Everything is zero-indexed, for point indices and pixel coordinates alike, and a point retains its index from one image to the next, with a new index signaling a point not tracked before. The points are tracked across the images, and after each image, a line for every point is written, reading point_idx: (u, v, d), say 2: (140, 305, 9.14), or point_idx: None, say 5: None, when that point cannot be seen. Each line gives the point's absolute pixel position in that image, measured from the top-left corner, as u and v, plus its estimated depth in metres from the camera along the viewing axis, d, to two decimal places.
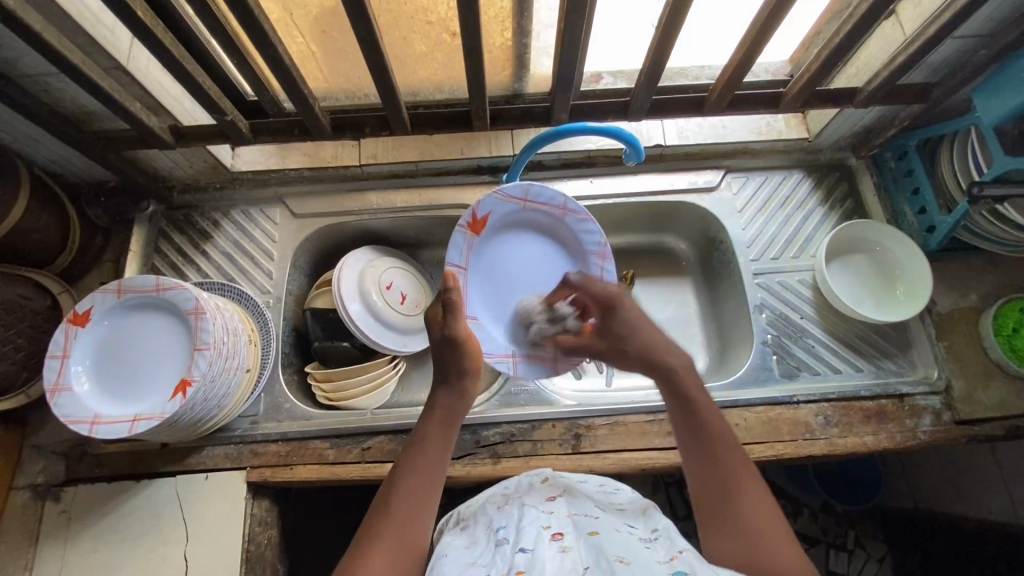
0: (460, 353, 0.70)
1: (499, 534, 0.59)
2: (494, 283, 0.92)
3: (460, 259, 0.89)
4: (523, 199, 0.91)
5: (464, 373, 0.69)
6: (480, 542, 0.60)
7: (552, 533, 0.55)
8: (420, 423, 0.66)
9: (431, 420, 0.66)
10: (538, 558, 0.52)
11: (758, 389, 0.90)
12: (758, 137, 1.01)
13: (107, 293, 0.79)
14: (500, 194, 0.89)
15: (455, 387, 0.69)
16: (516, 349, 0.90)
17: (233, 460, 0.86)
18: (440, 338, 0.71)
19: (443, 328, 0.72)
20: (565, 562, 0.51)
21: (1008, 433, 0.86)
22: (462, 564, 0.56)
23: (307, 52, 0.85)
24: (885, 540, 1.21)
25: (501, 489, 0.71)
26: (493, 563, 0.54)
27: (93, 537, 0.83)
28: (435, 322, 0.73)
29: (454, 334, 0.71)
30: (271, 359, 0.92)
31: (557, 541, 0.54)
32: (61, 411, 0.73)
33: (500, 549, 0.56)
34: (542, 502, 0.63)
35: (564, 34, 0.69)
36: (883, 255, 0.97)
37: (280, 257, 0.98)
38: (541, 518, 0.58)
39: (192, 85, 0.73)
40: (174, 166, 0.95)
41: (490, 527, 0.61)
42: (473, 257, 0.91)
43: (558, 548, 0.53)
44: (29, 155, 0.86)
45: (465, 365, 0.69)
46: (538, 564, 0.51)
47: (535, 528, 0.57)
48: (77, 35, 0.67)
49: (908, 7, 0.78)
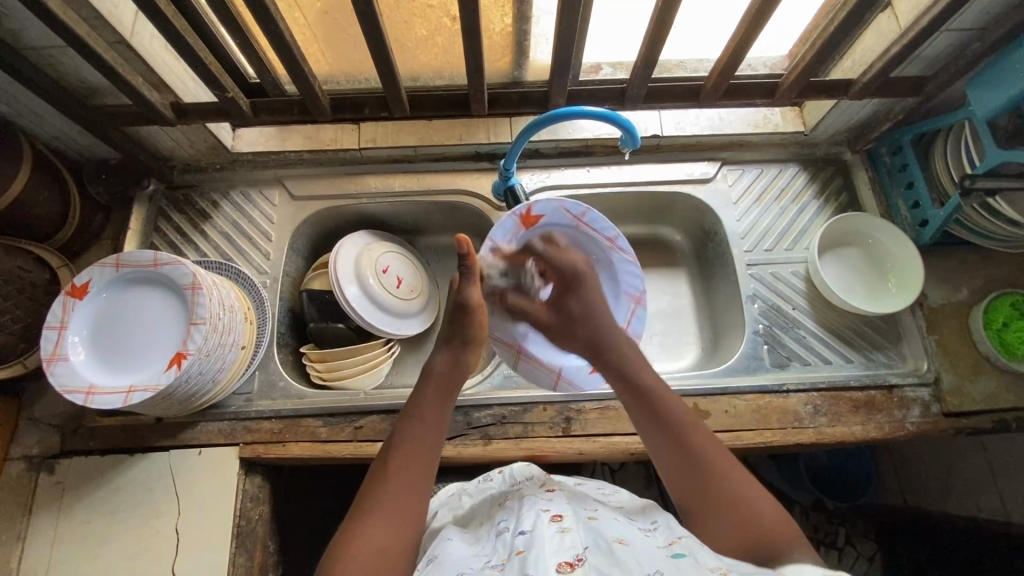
0: (470, 320, 0.75)
1: (500, 525, 0.60)
2: (523, 274, 0.91)
3: (501, 241, 0.88)
4: (578, 219, 0.92)
5: (469, 341, 0.75)
6: (482, 535, 0.62)
7: (551, 516, 0.57)
8: (417, 390, 0.70)
9: (430, 390, 0.69)
10: (538, 536, 0.53)
11: (748, 377, 0.91)
12: (754, 130, 1.02)
13: (104, 268, 0.80)
14: (561, 206, 0.89)
15: (459, 352, 0.74)
16: (525, 343, 0.93)
17: (227, 436, 0.87)
18: (455, 303, 0.76)
19: (460, 293, 0.76)
20: (564, 540, 0.52)
21: (995, 426, 0.86)
22: (465, 551, 0.58)
23: (309, 34, 0.86)
24: (875, 538, 1.20)
25: (502, 492, 0.73)
26: (496, 550, 0.56)
27: (86, 509, 0.84)
28: (452, 288, 0.77)
29: (467, 302, 0.75)
30: (267, 337, 0.92)
31: (557, 522, 0.55)
32: (57, 381, 0.74)
33: (501, 536, 0.58)
34: (541, 493, 0.65)
35: (562, 17, 0.70)
36: (875, 248, 0.98)
37: (278, 238, 0.99)
38: (541, 504, 0.60)
39: (194, 61, 0.74)
40: (175, 145, 0.96)
41: (492, 521, 0.64)
42: (516, 247, 0.90)
43: (557, 528, 0.54)
44: (32, 130, 0.87)
45: (470, 333, 0.75)
46: (537, 542, 0.52)
47: (535, 512, 0.59)
48: (81, 7, 0.68)
49: (904, 0, 0.79)
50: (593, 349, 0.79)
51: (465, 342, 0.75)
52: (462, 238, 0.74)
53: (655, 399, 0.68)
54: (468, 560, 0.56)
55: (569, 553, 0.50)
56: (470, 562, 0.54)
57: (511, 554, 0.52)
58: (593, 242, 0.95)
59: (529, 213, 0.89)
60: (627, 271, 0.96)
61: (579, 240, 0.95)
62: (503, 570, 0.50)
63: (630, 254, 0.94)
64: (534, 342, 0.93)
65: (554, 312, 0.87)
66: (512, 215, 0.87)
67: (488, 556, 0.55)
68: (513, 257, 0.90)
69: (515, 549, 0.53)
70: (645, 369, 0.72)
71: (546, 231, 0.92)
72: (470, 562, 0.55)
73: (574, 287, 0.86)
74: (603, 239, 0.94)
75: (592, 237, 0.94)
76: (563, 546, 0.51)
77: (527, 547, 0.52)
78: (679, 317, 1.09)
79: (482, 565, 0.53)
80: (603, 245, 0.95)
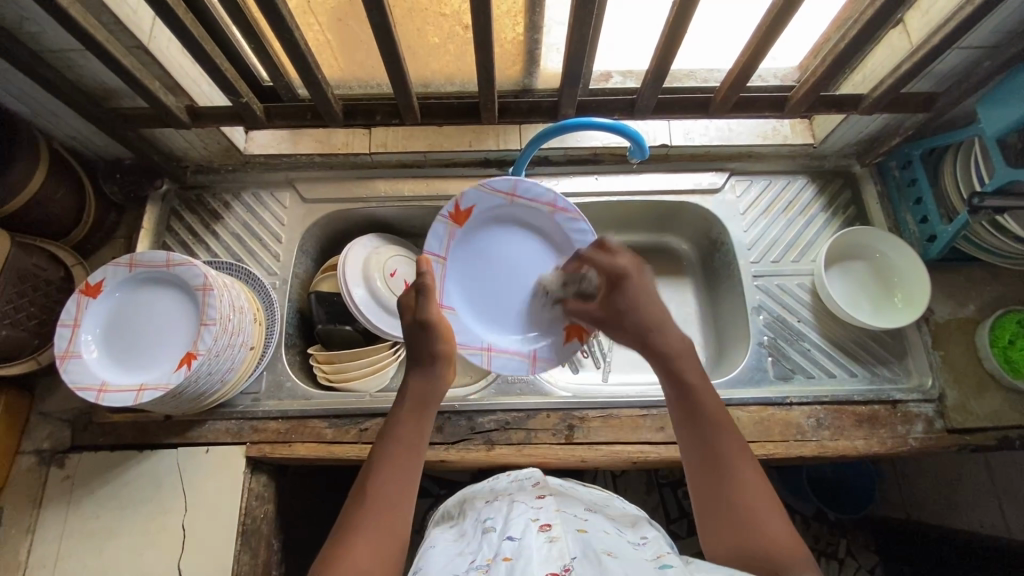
0: (433, 337, 0.71)
1: (487, 524, 0.61)
2: (475, 273, 0.88)
3: (438, 249, 0.85)
4: (510, 194, 0.87)
5: (436, 355, 0.71)
6: (468, 534, 0.63)
7: (540, 525, 0.58)
8: (392, 410, 0.68)
9: (402, 407, 0.67)
10: (526, 545, 0.54)
11: (752, 389, 0.91)
12: (763, 141, 1.02)
13: (118, 267, 0.81)
14: (484, 187, 0.85)
15: (431, 370, 0.70)
16: (491, 341, 0.86)
17: (234, 435, 0.88)
18: (413, 322, 0.72)
19: (415, 312, 0.73)
20: (552, 550, 0.53)
21: (999, 443, 0.86)
22: (450, 555, 0.59)
23: (322, 40, 0.87)
24: (877, 550, 1.19)
25: (489, 487, 0.73)
26: (481, 551, 0.57)
27: (94, 504, 0.85)
28: (408, 308, 0.74)
29: (429, 319, 0.71)
30: (276, 338, 0.94)
31: (545, 532, 0.56)
32: (70, 378, 0.75)
33: (487, 537, 0.58)
34: (532, 499, 0.65)
35: (573, 29, 0.70)
36: (882, 262, 0.98)
37: (288, 240, 1.00)
38: (531, 512, 0.61)
39: (211, 66, 0.75)
40: (189, 146, 0.97)
41: (478, 520, 0.64)
42: (455, 248, 0.87)
43: (546, 538, 0.55)
44: (49, 130, 0.88)
45: (436, 348, 0.71)
46: (524, 552, 0.52)
47: (524, 520, 0.59)
48: (102, 12, 0.69)
49: (917, 17, 0.79)
50: (644, 340, 0.72)
51: (432, 359, 0.71)
52: (421, 257, 0.75)
53: (693, 394, 0.65)
54: (453, 563, 0.56)
55: (557, 563, 0.51)
56: (454, 567, 0.55)
57: (497, 559, 0.53)
58: (535, 214, 0.90)
59: (455, 210, 0.85)
60: (577, 229, 0.89)
61: (522, 219, 0.90)
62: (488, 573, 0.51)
63: (573, 211, 0.88)
64: (499, 337, 0.88)
65: (604, 311, 0.79)
66: (442, 220, 0.84)
67: (473, 557, 0.56)
68: (570, 266, 0.87)
69: (501, 554, 0.54)
70: (689, 358, 0.68)
71: (477, 228, 0.88)
72: (455, 566, 0.56)
73: (619, 285, 0.78)
74: (542, 205, 0.89)
75: (535, 210, 0.89)
76: (551, 556, 0.52)
77: (515, 555, 0.52)
78: (684, 326, 1.09)
79: (466, 568, 0.54)
80: (545, 214, 0.90)
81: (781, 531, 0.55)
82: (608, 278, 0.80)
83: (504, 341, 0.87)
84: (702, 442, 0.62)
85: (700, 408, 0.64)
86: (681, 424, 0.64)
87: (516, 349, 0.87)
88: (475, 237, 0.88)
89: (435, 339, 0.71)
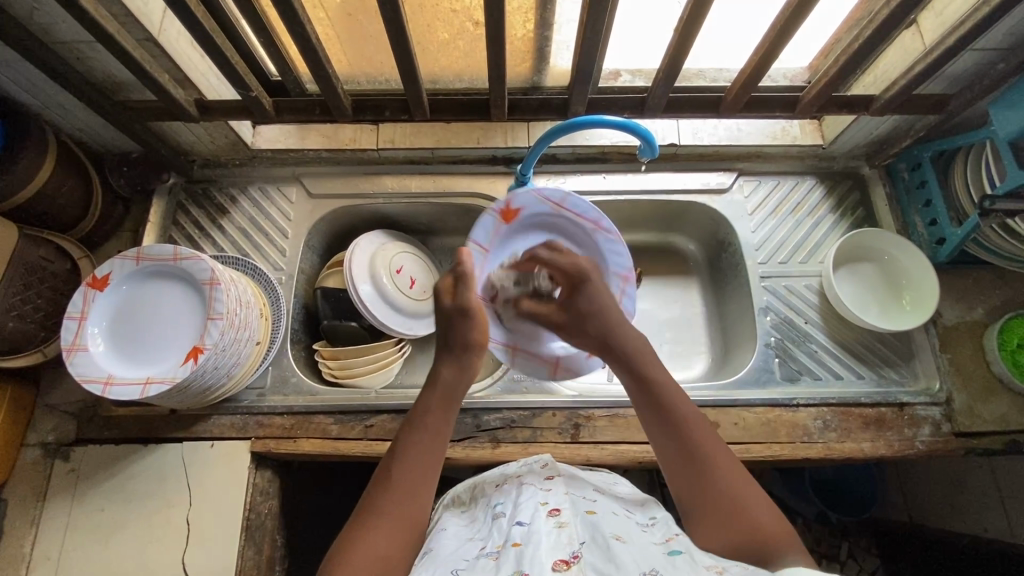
0: (470, 326, 0.73)
1: (497, 510, 0.61)
2: None
3: (483, 241, 0.86)
4: (557, 205, 0.88)
5: (469, 345, 0.72)
6: (479, 519, 0.63)
7: (549, 509, 0.57)
8: (422, 395, 0.68)
9: (431, 395, 0.68)
10: (535, 530, 0.53)
11: (759, 390, 0.91)
12: (772, 142, 1.01)
13: (125, 259, 0.81)
14: (538, 193, 0.86)
15: (463, 359, 0.71)
16: (519, 341, 0.87)
17: (239, 430, 0.88)
18: (452, 308, 0.74)
19: (453, 300, 0.74)
20: (562, 536, 0.52)
21: (1006, 447, 0.86)
22: (461, 540, 0.59)
23: (332, 35, 0.87)
24: (879, 552, 1.19)
25: (499, 471, 0.73)
26: (492, 537, 0.57)
27: (99, 497, 0.85)
28: (444, 292, 0.75)
29: (467, 306, 0.73)
30: (281, 334, 0.94)
31: (554, 516, 0.56)
32: (76, 370, 0.75)
33: (497, 523, 0.58)
34: (541, 481, 0.66)
35: (586, 25, 0.70)
36: (891, 264, 0.97)
37: (294, 235, 1.00)
38: (540, 496, 0.61)
39: (221, 60, 0.75)
40: (196, 140, 0.97)
41: (488, 506, 0.64)
42: (497, 245, 0.88)
43: (555, 523, 0.55)
44: (57, 122, 0.88)
45: (471, 337, 0.72)
46: (534, 537, 0.52)
47: (534, 504, 0.59)
48: (112, 5, 0.68)
49: (931, 18, 0.78)
50: (601, 342, 0.75)
51: (467, 347, 0.72)
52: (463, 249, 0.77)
53: (654, 387, 0.68)
54: (464, 549, 0.56)
55: (565, 550, 0.51)
56: (465, 552, 0.55)
57: (507, 544, 0.53)
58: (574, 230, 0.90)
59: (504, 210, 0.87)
60: (613, 250, 0.90)
61: (567, 230, 0.90)
62: (498, 560, 0.51)
63: (615, 233, 0.88)
64: (530, 338, 0.88)
65: (565, 312, 0.80)
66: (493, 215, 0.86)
67: (483, 544, 0.56)
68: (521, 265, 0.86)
69: (511, 540, 0.54)
70: (642, 355, 0.72)
71: (523, 232, 0.90)
72: (466, 551, 0.56)
73: (579, 288, 0.80)
74: (586, 222, 0.89)
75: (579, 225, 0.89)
76: (560, 542, 0.52)
77: (524, 540, 0.52)
78: (690, 325, 1.09)
79: (476, 554, 0.54)
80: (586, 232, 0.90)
81: (763, 517, 0.58)
82: (572, 282, 0.80)
83: (534, 346, 0.88)
84: (673, 439, 0.64)
85: (664, 404, 0.66)
86: (651, 429, 0.66)
87: (543, 354, 0.88)
88: (520, 240, 0.90)
89: (474, 326, 0.73)
